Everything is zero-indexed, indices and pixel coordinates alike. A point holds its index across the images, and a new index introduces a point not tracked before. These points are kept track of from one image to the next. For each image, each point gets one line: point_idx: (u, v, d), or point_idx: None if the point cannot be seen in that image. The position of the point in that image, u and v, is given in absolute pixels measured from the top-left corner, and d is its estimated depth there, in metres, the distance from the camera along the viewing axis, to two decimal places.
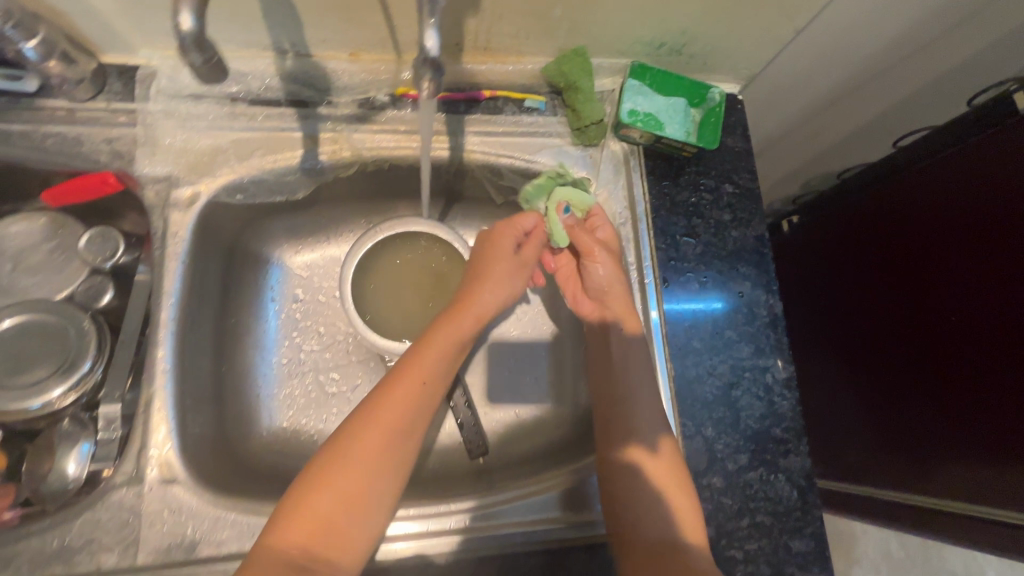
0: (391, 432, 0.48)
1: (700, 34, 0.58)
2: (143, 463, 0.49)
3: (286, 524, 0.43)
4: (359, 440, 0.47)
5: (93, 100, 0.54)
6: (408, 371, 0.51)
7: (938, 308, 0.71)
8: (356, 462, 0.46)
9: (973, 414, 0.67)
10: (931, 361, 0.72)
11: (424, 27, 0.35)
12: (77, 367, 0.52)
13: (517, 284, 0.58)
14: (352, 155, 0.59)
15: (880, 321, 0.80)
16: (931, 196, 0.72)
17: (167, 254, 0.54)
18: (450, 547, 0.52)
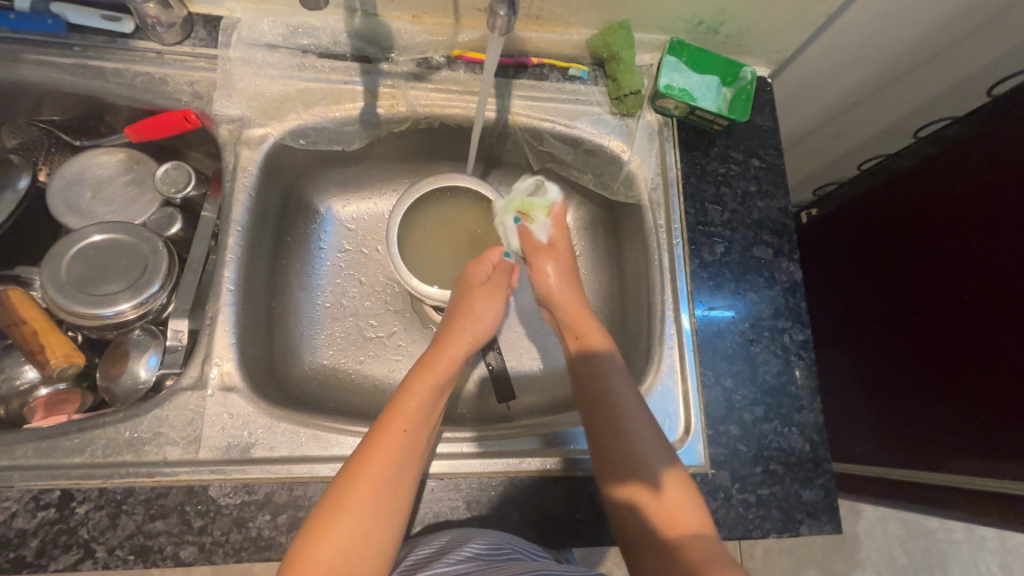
0: (381, 478, 0.46)
1: (737, 14, 0.63)
2: (206, 370, 0.53)
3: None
4: (355, 486, 0.45)
5: (180, 45, 0.60)
6: (395, 414, 0.50)
7: (952, 290, 0.74)
8: (356, 510, 0.44)
9: (985, 390, 0.69)
10: (948, 341, 0.74)
11: None
12: (147, 287, 0.56)
13: (492, 313, 0.62)
14: (407, 110, 0.64)
15: (896, 309, 0.83)
16: (948, 182, 0.75)
17: (236, 186, 0.59)
18: (478, 468, 0.55)
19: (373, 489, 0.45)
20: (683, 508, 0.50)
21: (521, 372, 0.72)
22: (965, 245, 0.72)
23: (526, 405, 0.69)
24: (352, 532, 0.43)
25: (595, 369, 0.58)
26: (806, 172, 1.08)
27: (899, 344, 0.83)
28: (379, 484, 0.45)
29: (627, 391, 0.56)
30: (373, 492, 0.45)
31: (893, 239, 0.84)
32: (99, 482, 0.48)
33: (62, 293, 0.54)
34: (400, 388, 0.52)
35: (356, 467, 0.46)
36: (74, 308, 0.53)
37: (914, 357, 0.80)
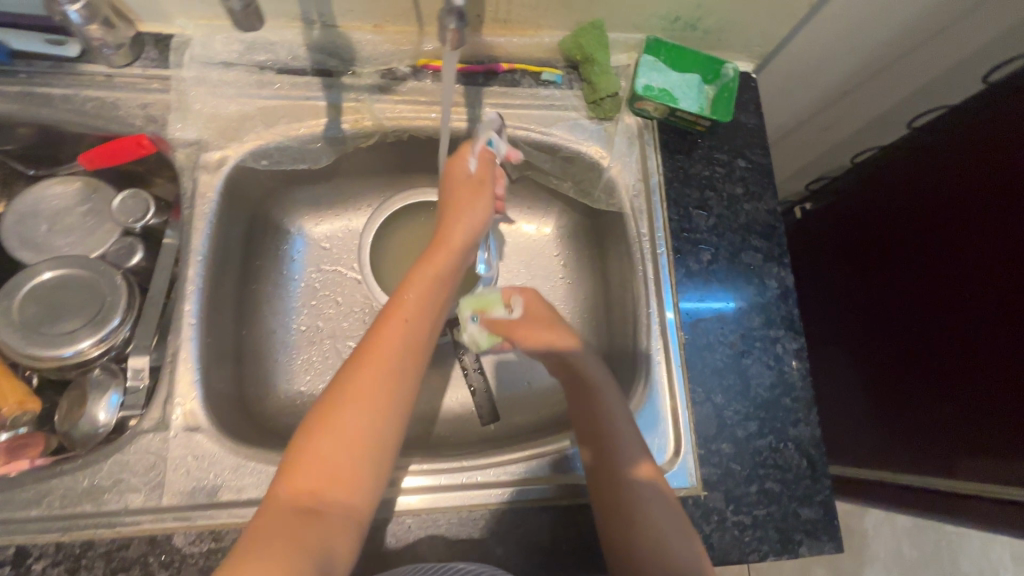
0: (384, 366, 0.45)
1: (715, 9, 0.60)
2: (169, 410, 0.51)
3: (291, 473, 0.41)
4: (357, 380, 0.44)
5: (131, 67, 0.57)
6: (394, 310, 0.49)
7: (950, 289, 0.71)
8: (354, 405, 0.43)
9: (984, 391, 0.67)
10: (949, 341, 0.71)
11: None
12: (107, 321, 0.53)
13: (484, 216, 0.58)
14: (373, 124, 0.61)
15: (895, 307, 0.80)
16: (948, 174, 0.71)
17: (196, 213, 0.56)
18: (460, 500, 0.53)
19: (373, 382, 0.44)
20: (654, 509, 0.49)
21: (506, 391, 0.69)
22: (964, 240, 0.69)
23: (513, 427, 0.66)
24: (353, 427, 0.43)
25: (590, 391, 0.55)
26: (799, 165, 1.04)
27: (898, 343, 0.80)
28: (379, 377, 0.45)
29: (621, 414, 0.53)
30: (374, 384, 0.44)
31: (890, 234, 0.81)
32: (57, 535, 0.46)
33: (16, 334, 0.51)
34: (399, 286, 0.51)
35: (356, 362, 0.45)
36: (29, 349, 0.51)
37: (914, 357, 0.77)
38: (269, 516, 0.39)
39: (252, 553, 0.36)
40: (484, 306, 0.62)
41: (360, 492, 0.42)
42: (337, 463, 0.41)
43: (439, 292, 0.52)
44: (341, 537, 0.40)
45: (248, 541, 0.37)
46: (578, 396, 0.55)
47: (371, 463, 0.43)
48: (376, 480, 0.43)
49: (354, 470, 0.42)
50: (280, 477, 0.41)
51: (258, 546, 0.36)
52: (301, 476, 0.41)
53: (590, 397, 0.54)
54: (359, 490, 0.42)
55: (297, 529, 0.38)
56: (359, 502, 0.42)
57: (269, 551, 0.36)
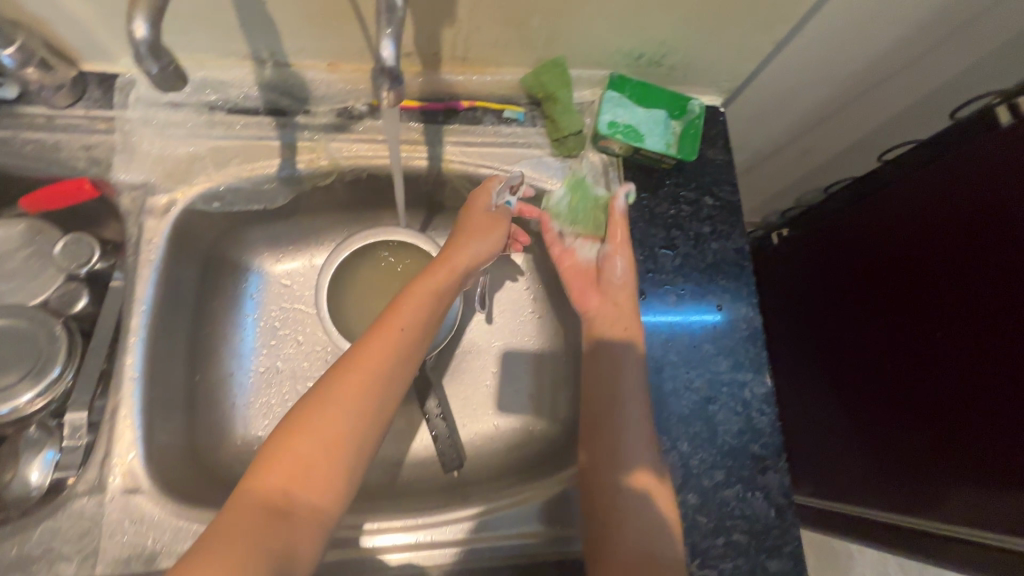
0: (371, 374, 0.47)
1: (677, 47, 0.59)
2: (107, 470, 0.49)
3: (264, 470, 0.42)
4: (343, 385, 0.46)
5: (73, 108, 0.55)
6: (390, 320, 0.51)
7: (925, 318, 0.69)
8: (336, 407, 0.45)
9: (960, 424, 0.65)
10: (919, 376, 0.70)
11: (380, 37, 0.34)
12: (46, 373, 0.51)
13: (499, 239, 0.59)
14: (330, 164, 0.59)
15: (870, 335, 0.78)
16: (919, 208, 0.70)
17: (141, 260, 0.54)
18: (438, 558, 0.53)
19: (355, 389, 0.46)
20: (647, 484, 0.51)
21: (472, 433, 0.67)
22: (931, 274, 0.68)
23: (478, 471, 0.64)
24: (330, 431, 0.44)
25: (602, 361, 0.57)
26: (775, 190, 1.04)
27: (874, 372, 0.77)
28: (363, 385, 0.47)
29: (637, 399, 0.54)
30: (357, 391, 0.46)
31: (861, 263, 0.80)
32: None
33: None
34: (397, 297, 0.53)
35: (346, 366, 0.47)
36: None
37: (892, 387, 0.75)
38: (235, 509, 0.40)
39: (212, 549, 0.37)
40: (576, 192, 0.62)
41: (327, 495, 0.43)
42: (308, 464, 0.43)
43: (437, 307, 0.54)
44: (300, 540, 0.41)
45: (213, 532, 0.39)
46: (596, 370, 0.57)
47: (341, 468, 0.44)
48: (345, 487, 0.44)
49: (323, 474, 0.43)
50: (255, 470, 0.43)
51: (221, 539, 0.38)
52: (274, 474, 0.42)
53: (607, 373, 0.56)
54: (327, 494, 0.43)
55: (259, 526, 0.39)
56: (325, 507, 0.43)
57: (228, 549, 0.37)
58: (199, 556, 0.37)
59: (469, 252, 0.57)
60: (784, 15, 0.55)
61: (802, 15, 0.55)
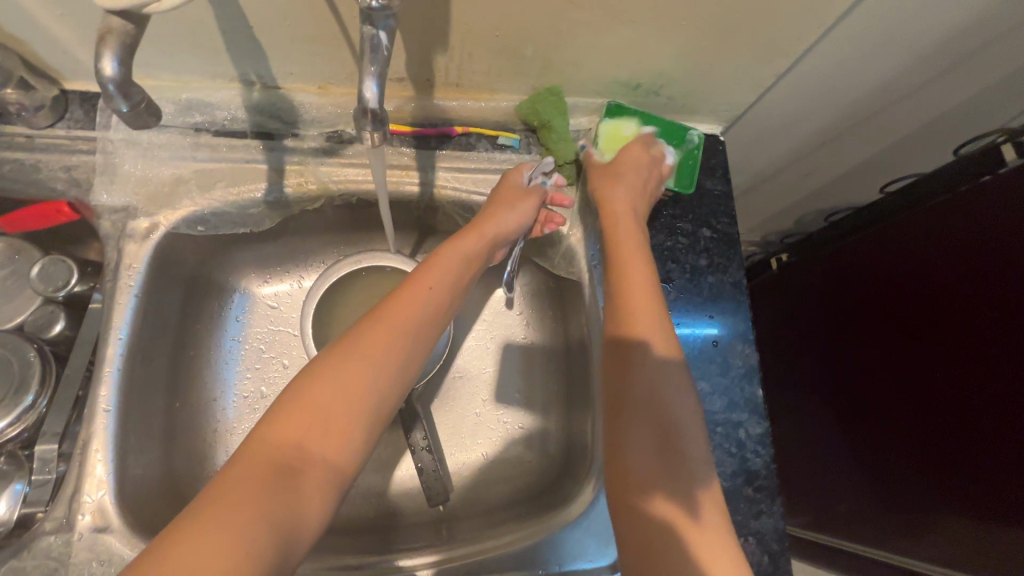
0: (396, 335, 0.46)
1: (677, 76, 0.57)
2: (75, 509, 0.47)
3: (280, 424, 0.40)
4: (366, 341, 0.44)
5: (53, 127, 0.53)
6: (418, 280, 0.50)
7: (922, 320, 0.68)
8: (361, 365, 0.43)
9: (968, 422, 0.62)
10: (919, 413, 0.68)
11: (363, 76, 0.34)
12: (21, 399, 0.50)
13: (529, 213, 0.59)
14: (318, 188, 0.58)
15: (873, 342, 0.75)
16: (922, 241, 0.68)
17: (120, 285, 0.53)
18: None
19: (379, 347, 0.44)
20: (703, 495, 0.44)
21: (460, 464, 0.65)
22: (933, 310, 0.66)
23: (464, 503, 0.63)
24: (351, 385, 0.42)
25: (636, 351, 0.49)
26: (775, 213, 1.02)
27: (874, 383, 0.75)
28: (389, 341, 0.45)
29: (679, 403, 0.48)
30: (382, 348, 0.45)
31: (861, 294, 0.78)
32: None
33: None
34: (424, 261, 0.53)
35: (371, 323, 0.46)
36: None
37: (892, 395, 0.72)
38: (245, 465, 0.38)
39: (222, 504, 0.35)
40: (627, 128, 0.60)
41: (344, 455, 0.41)
42: (327, 420, 0.41)
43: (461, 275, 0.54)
44: (309, 504, 0.38)
45: (224, 487, 0.36)
46: (622, 377, 0.49)
47: (358, 428, 0.42)
48: (360, 450, 0.42)
49: (341, 432, 0.41)
50: (268, 422, 0.40)
51: (233, 495, 0.36)
52: (289, 428, 0.40)
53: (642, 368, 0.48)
54: (344, 450, 0.41)
55: (270, 484, 0.37)
56: (341, 466, 0.40)
57: (234, 511, 0.35)
58: (204, 515, 0.34)
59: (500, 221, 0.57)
60: (787, 47, 0.53)
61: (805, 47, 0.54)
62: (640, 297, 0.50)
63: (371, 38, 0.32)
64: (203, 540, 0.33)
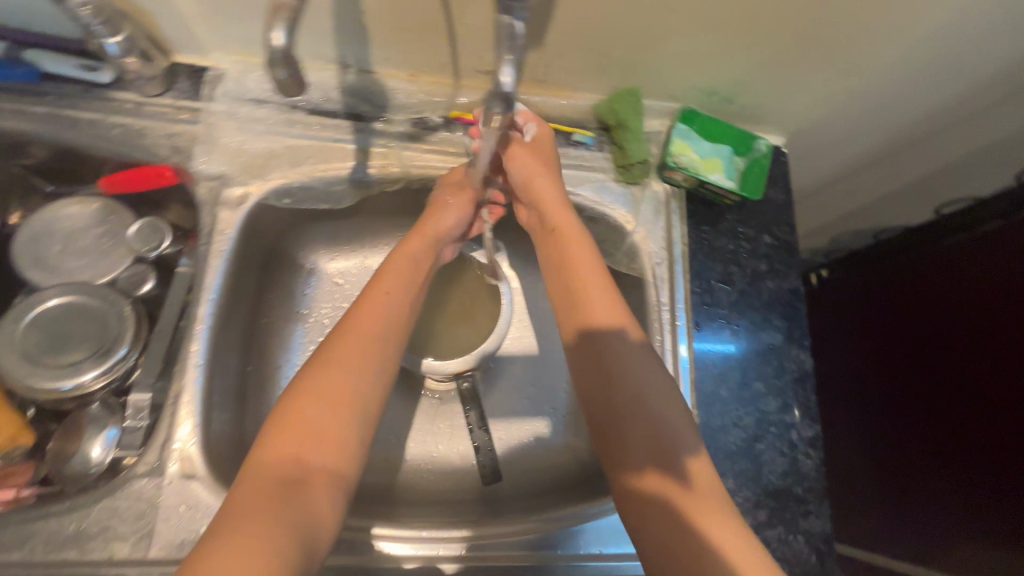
0: (367, 338, 0.49)
1: (753, 86, 0.59)
2: (167, 455, 0.49)
3: (273, 440, 0.42)
4: (339, 350, 0.47)
5: (161, 96, 0.57)
6: (376, 288, 0.53)
7: (936, 362, 0.72)
8: (336, 371, 0.46)
9: (977, 463, 0.66)
10: (942, 441, 0.70)
11: (500, 63, 0.36)
12: (112, 352, 0.52)
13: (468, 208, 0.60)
14: (401, 171, 0.60)
15: (893, 372, 0.78)
16: (947, 277, 0.70)
17: (213, 249, 0.56)
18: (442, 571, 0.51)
19: (351, 355, 0.47)
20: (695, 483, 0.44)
21: (509, 447, 0.66)
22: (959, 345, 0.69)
23: (513, 485, 0.64)
24: (332, 392, 0.45)
25: (599, 376, 0.50)
26: None
27: (885, 420, 0.79)
28: (360, 346, 0.48)
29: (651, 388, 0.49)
30: (357, 350, 0.48)
31: (884, 325, 0.80)
32: None
33: (18, 362, 0.50)
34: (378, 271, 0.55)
35: (336, 336, 0.49)
36: (29, 380, 0.50)
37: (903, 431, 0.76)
38: (252, 480, 0.40)
39: (235, 523, 0.37)
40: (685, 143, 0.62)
41: (342, 457, 0.43)
42: (315, 426, 0.43)
43: (418, 275, 0.56)
44: (320, 504, 0.41)
45: (229, 510, 0.38)
46: (603, 408, 0.49)
47: (349, 428, 0.45)
48: (356, 449, 0.45)
49: (333, 437, 0.44)
50: (267, 437, 0.43)
51: (240, 515, 0.38)
52: (283, 444, 0.42)
53: (608, 381, 0.49)
54: (341, 456, 0.44)
55: (276, 498, 0.39)
56: (341, 468, 0.43)
57: (248, 525, 0.37)
58: (223, 532, 0.36)
59: (440, 222, 0.59)
60: (865, 63, 0.55)
61: (883, 66, 0.55)
62: (591, 292, 0.53)
63: (507, 27, 0.35)
64: (229, 552, 0.35)
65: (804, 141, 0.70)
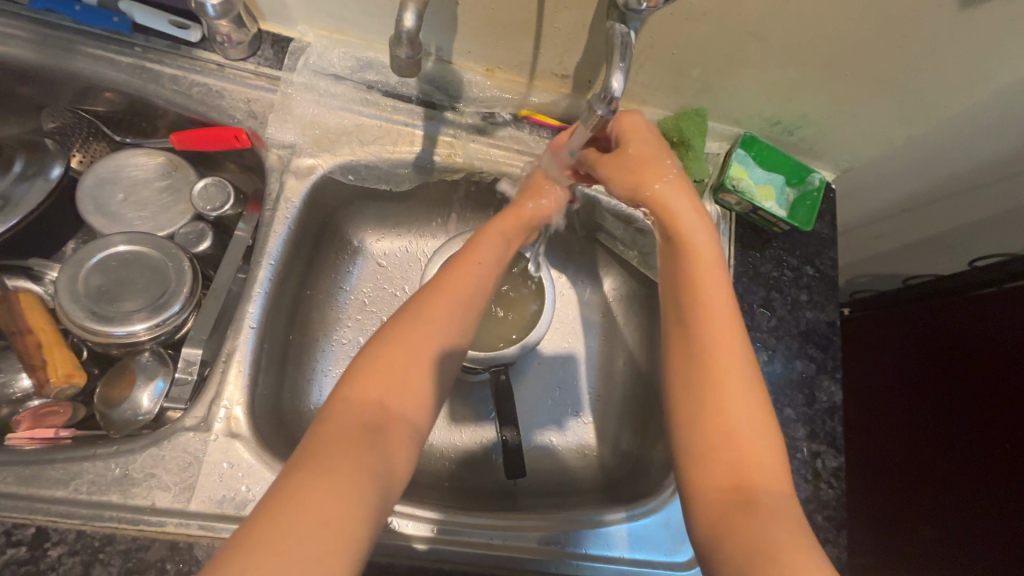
0: (456, 301, 0.49)
1: (817, 121, 0.61)
2: (213, 412, 0.50)
3: (359, 381, 0.42)
4: (433, 304, 0.48)
5: (244, 61, 0.58)
6: (469, 256, 0.53)
7: (948, 400, 0.68)
8: (423, 327, 0.46)
9: (991, 508, 0.61)
10: (947, 490, 0.66)
11: (613, 69, 0.39)
12: (167, 307, 0.52)
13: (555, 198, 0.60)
14: (464, 162, 0.62)
15: (899, 416, 0.74)
16: (961, 322, 0.67)
17: (277, 215, 0.57)
18: (421, 548, 0.50)
19: (442, 312, 0.47)
20: (766, 473, 0.41)
21: (533, 444, 0.67)
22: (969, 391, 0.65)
23: (534, 483, 0.64)
24: (421, 344, 0.45)
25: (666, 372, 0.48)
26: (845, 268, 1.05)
27: (898, 461, 0.73)
28: (449, 305, 0.48)
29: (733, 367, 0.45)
30: (446, 309, 0.48)
31: (890, 367, 0.77)
32: (78, 522, 0.45)
33: (76, 305, 0.50)
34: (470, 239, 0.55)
35: (427, 293, 0.49)
36: (83, 322, 0.50)
37: (917, 474, 0.71)
38: (333, 422, 0.39)
39: (318, 459, 0.36)
40: (741, 170, 0.63)
41: (419, 409, 0.43)
42: (401, 375, 0.43)
43: (507, 251, 0.56)
44: (400, 452, 0.40)
45: (318, 442, 0.37)
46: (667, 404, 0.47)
47: (429, 382, 0.44)
48: (430, 406, 0.44)
49: (416, 387, 0.43)
50: (347, 383, 0.42)
51: (326, 450, 0.37)
52: (370, 387, 0.42)
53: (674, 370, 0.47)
54: (418, 408, 0.43)
55: (361, 439, 0.38)
56: (417, 421, 0.43)
57: (337, 462, 0.36)
58: (306, 464, 0.36)
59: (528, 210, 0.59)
60: (929, 113, 0.57)
61: (946, 117, 0.57)
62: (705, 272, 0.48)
63: (623, 35, 0.39)
64: (318, 489, 0.34)
65: (854, 181, 0.71)
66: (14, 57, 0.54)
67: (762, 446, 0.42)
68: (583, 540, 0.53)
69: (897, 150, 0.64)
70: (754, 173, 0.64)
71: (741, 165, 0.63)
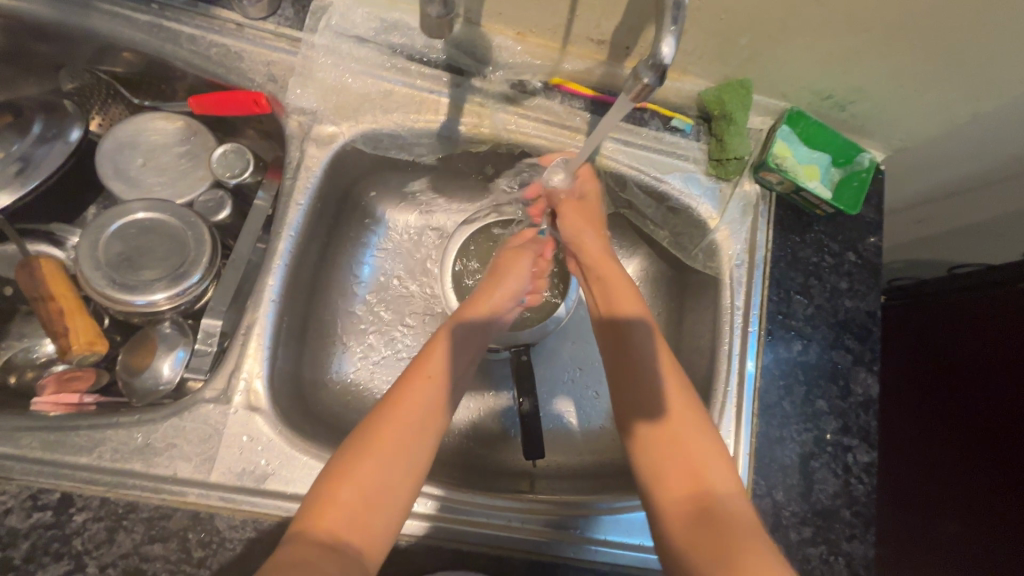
0: (410, 419, 0.45)
1: (872, 96, 0.57)
2: (233, 384, 0.49)
3: (314, 512, 0.41)
4: (382, 428, 0.44)
5: (264, 21, 0.56)
6: (416, 373, 0.48)
7: (979, 403, 0.66)
8: (378, 450, 0.43)
9: (1011, 509, 0.61)
10: (966, 485, 0.66)
11: (664, 34, 0.36)
12: (187, 276, 0.51)
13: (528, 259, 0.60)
14: (490, 133, 0.58)
15: (925, 413, 0.72)
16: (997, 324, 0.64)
17: (298, 186, 0.55)
18: (421, 531, 0.50)
19: (394, 433, 0.44)
20: (714, 474, 0.45)
21: (552, 425, 0.66)
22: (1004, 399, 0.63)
23: (552, 464, 0.63)
24: (372, 478, 0.42)
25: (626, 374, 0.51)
26: None
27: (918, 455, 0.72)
28: (402, 426, 0.45)
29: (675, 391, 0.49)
30: (395, 430, 0.44)
31: (922, 364, 0.74)
32: (102, 489, 0.45)
33: (98, 272, 0.49)
34: (430, 342, 0.52)
35: (377, 419, 0.45)
36: (103, 291, 0.49)
37: (936, 470, 0.70)
38: (298, 542, 0.39)
39: None
40: (784, 150, 0.59)
41: (375, 538, 0.41)
42: (356, 504, 0.41)
43: (465, 350, 0.53)
44: None
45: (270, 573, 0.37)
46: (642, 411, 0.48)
47: (384, 512, 0.42)
48: (392, 531, 0.42)
49: (369, 517, 0.41)
50: (311, 503, 0.41)
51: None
52: (325, 517, 0.40)
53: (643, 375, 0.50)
54: (376, 537, 0.41)
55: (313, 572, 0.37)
56: (372, 552, 0.41)
57: None
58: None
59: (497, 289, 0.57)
60: (999, 90, 0.52)
61: (1017, 95, 0.52)
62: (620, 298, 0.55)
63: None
64: None
65: (907, 162, 0.66)
66: (31, 13, 0.53)
67: (710, 455, 0.46)
68: (600, 528, 0.52)
69: (960, 129, 0.59)
70: (796, 152, 0.60)
71: (784, 144, 0.59)
